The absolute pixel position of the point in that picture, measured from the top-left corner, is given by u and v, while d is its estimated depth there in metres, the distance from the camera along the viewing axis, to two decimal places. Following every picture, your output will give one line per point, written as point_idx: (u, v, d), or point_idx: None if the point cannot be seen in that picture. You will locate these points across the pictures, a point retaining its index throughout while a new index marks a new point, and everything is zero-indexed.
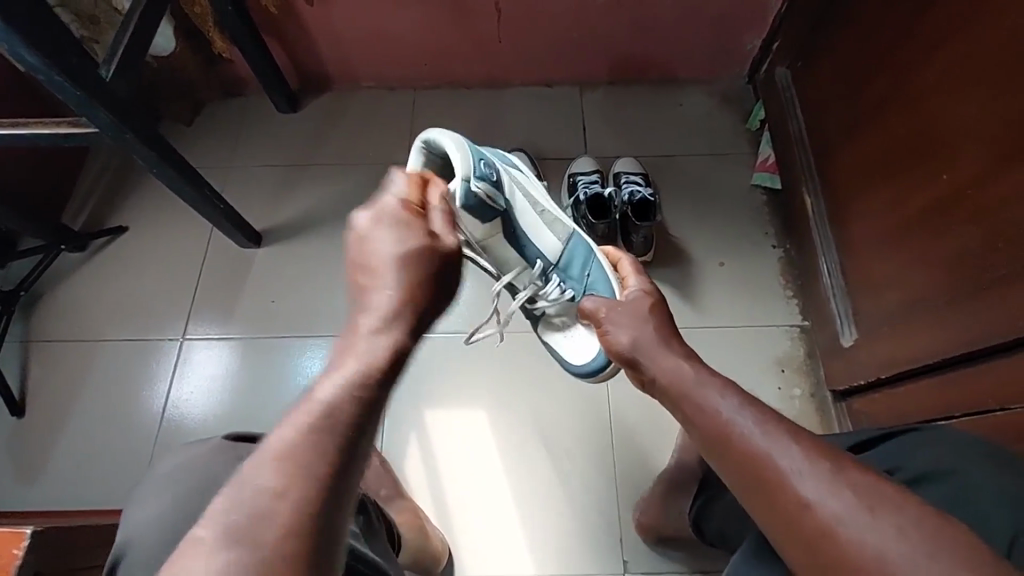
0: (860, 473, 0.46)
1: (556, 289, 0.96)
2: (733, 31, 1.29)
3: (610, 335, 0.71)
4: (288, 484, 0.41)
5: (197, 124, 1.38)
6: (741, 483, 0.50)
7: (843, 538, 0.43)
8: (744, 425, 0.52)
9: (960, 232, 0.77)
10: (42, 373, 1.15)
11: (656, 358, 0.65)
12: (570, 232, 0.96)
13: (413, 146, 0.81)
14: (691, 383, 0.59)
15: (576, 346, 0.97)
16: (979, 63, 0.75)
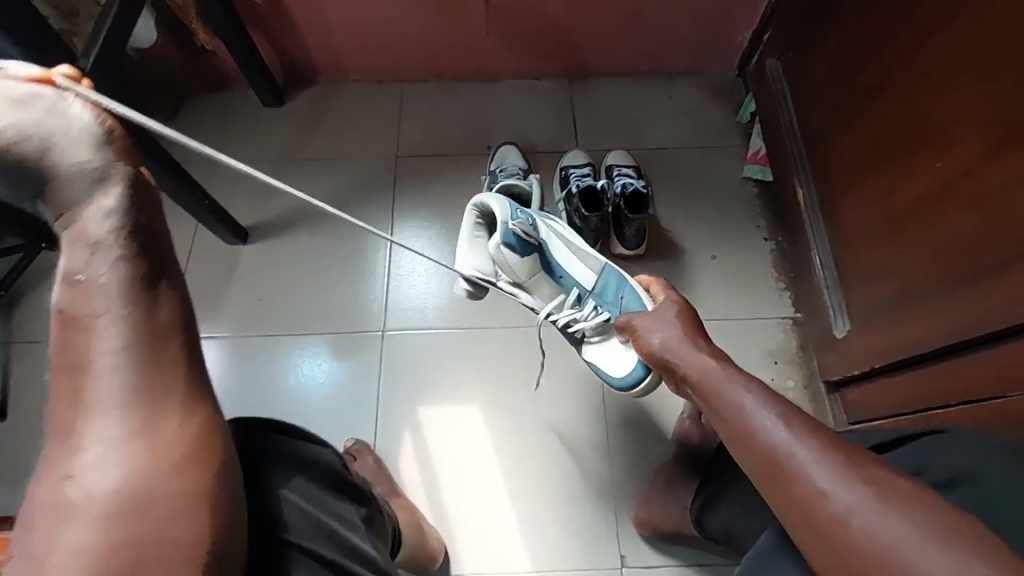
0: (879, 469, 0.47)
1: (590, 312, 0.97)
2: (723, 23, 1.28)
3: (645, 339, 0.74)
4: (142, 442, 0.46)
5: (180, 119, 1.35)
6: (761, 474, 0.51)
7: (856, 529, 0.44)
8: (763, 421, 0.53)
9: (956, 221, 0.77)
10: (23, 375, 1.12)
11: (685, 353, 0.68)
12: (602, 264, 0.98)
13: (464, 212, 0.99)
14: (719, 378, 0.62)
15: (614, 364, 0.97)
16: (972, 52, 0.75)
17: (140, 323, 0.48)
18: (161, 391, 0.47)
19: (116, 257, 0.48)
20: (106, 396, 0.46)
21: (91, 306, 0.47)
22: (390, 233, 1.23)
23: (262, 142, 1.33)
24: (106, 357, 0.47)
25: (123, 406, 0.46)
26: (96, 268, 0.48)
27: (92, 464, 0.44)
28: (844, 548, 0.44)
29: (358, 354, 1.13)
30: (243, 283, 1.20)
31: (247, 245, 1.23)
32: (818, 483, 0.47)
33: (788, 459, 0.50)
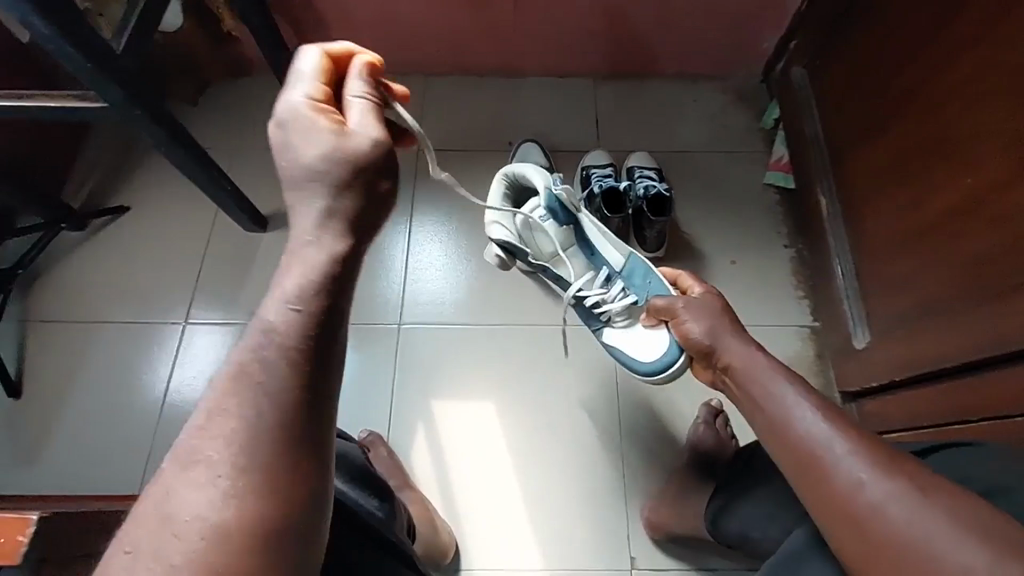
0: (913, 467, 0.49)
1: (617, 294, 0.98)
2: (750, 28, 1.27)
3: (686, 327, 0.77)
4: (230, 492, 0.40)
5: (202, 105, 1.35)
6: (791, 464, 0.56)
7: (886, 520, 0.47)
8: (802, 413, 0.57)
9: (977, 236, 0.77)
10: (39, 354, 1.12)
11: (732, 343, 0.72)
12: (630, 252, 0.99)
13: (494, 178, 1.00)
14: (759, 367, 0.66)
15: (642, 347, 0.96)
16: (998, 67, 0.74)
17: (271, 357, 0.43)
18: (267, 445, 0.41)
19: (309, 289, 0.44)
20: (219, 424, 0.41)
21: (266, 339, 0.43)
22: (408, 226, 1.23)
23: None
24: (241, 391, 0.42)
25: (227, 444, 0.41)
26: (303, 291, 0.44)
27: (177, 488, 0.40)
28: (872, 536, 0.47)
29: (375, 345, 1.13)
30: (261, 270, 1.19)
31: (266, 233, 1.23)
32: (852, 474, 0.50)
33: (825, 451, 0.52)
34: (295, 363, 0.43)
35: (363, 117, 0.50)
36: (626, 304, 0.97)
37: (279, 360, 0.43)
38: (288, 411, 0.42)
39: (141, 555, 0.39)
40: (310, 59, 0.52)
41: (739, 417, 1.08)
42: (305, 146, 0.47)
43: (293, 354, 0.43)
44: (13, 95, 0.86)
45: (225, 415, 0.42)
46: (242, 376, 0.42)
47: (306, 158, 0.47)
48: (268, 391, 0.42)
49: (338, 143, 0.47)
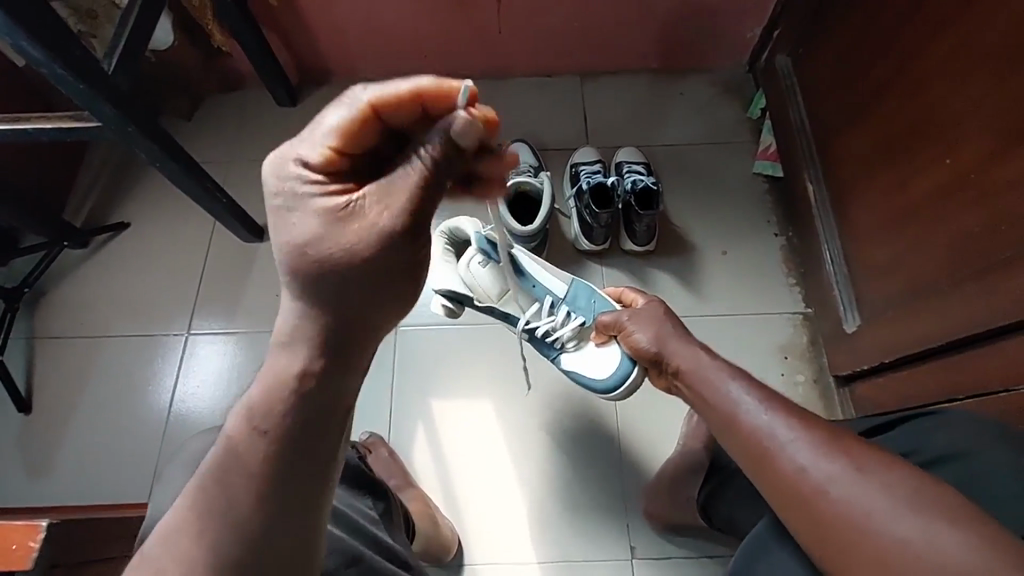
0: (859, 448, 0.50)
1: (566, 319, 0.99)
2: (733, 20, 1.29)
3: (635, 339, 0.81)
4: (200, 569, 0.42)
5: (196, 119, 1.38)
6: (744, 455, 0.58)
7: (834, 495, 0.48)
8: (748, 405, 0.60)
9: (960, 215, 0.78)
10: (48, 369, 1.15)
11: (678, 347, 0.75)
12: (573, 277, 1.01)
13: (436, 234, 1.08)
14: (705, 367, 0.69)
15: (595, 369, 0.98)
16: (977, 46, 0.75)
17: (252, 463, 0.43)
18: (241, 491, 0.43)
19: (273, 409, 0.44)
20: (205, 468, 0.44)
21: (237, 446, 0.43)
22: None
23: (277, 140, 1.35)
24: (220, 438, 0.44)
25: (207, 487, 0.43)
26: (267, 412, 0.44)
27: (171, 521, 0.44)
28: (826, 518, 0.48)
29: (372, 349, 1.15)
30: (261, 278, 1.22)
31: (263, 242, 1.25)
32: (796, 459, 0.52)
33: (771, 440, 0.55)
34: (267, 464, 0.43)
35: (350, 251, 0.42)
36: (575, 328, 0.99)
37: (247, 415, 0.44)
38: (265, 471, 0.43)
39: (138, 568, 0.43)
40: (359, 105, 0.41)
41: None
42: (294, 229, 0.42)
43: (273, 418, 0.44)
44: (10, 119, 0.88)
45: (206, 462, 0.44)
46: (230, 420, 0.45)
47: (290, 245, 0.42)
48: (248, 447, 0.43)
49: (332, 244, 0.42)
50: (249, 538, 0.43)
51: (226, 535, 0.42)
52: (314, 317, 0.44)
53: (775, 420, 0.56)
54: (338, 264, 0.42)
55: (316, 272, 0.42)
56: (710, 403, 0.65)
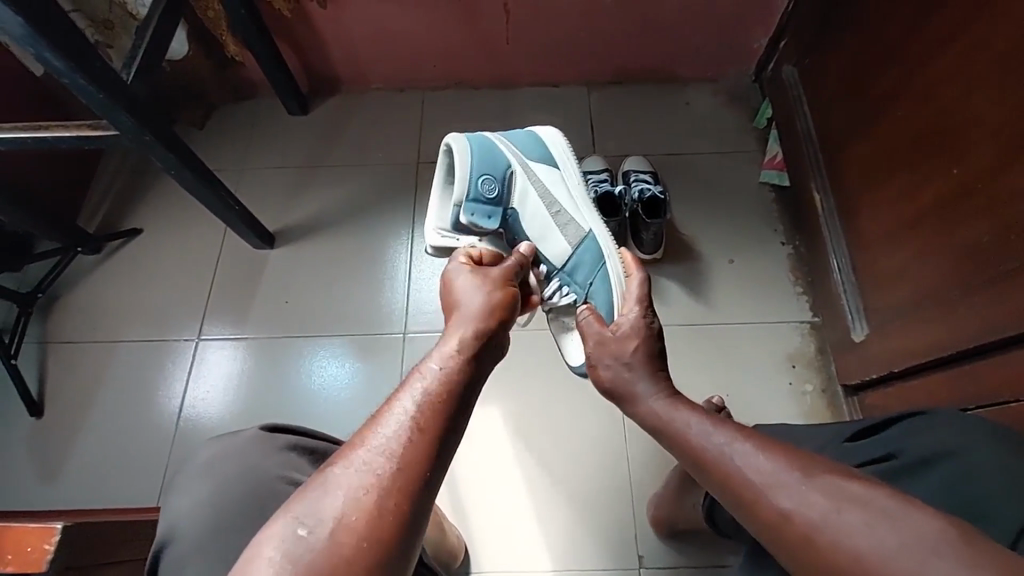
0: (836, 475, 0.47)
1: (556, 294, 0.89)
2: (739, 30, 1.30)
3: (601, 374, 0.68)
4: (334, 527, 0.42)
5: (208, 128, 1.40)
6: (727, 498, 0.51)
7: (824, 542, 0.44)
8: (716, 448, 0.53)
9: (972, 224, 0.78)
10: (60, 373, 1.16)
11: (644, 391, 0.64)
12: (587, 233, 0.92)
13: (440, 150, 0.87)
14: (666, 414, 0.61)
15: (572, 351, 0.89)
16: (989, 56, 0.75)
17: (403, 443, 0.46)
18: (407, 482, 0.45)
19: (427, 395, 0.49)
20: (377, 450, 0.46)
21: (395, 423, 0.47)
22: (408, 237, 1.26)
23: (288, 148, 1.37)
24: (394, 424, 0.47)
25: (382, 474, 0.45)
26: (425, 405, 0.49)
27: (332, 500, 0.44)
28: (821, 560, 0.43)
29: (381, 355, 1.15)
30: (270, 285, 1.23)
31: (273, 249, 1.26)
32: (780, 503, 0.47)
33: (750, 481, 0.49)
34: (412, 448, 0.46)
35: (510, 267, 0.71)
36: (565, 305, 0.90)
37: (430, 399, 0.49)
38: (409, 480, 0.45)
39: (313, 540, 0.42)
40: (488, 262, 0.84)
41: (739, 407, 1.11)
42: (461, 271, 0.68)
43: (434, 418, 0.48)
44: (28, 126, 0.90)
45: (377, 448, 0.46)
46: (404, 404, 0.49)
47: (462, 275, 0.67)
48: (400, 437, 0.46)
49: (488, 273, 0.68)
50: (374, 525, 0.42)
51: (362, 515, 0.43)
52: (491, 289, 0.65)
53: (749, 457, 0.50)
54: (494, 287, 0.65)
55: (490, 292, 0.64)
56: (680, 453, 0.57)
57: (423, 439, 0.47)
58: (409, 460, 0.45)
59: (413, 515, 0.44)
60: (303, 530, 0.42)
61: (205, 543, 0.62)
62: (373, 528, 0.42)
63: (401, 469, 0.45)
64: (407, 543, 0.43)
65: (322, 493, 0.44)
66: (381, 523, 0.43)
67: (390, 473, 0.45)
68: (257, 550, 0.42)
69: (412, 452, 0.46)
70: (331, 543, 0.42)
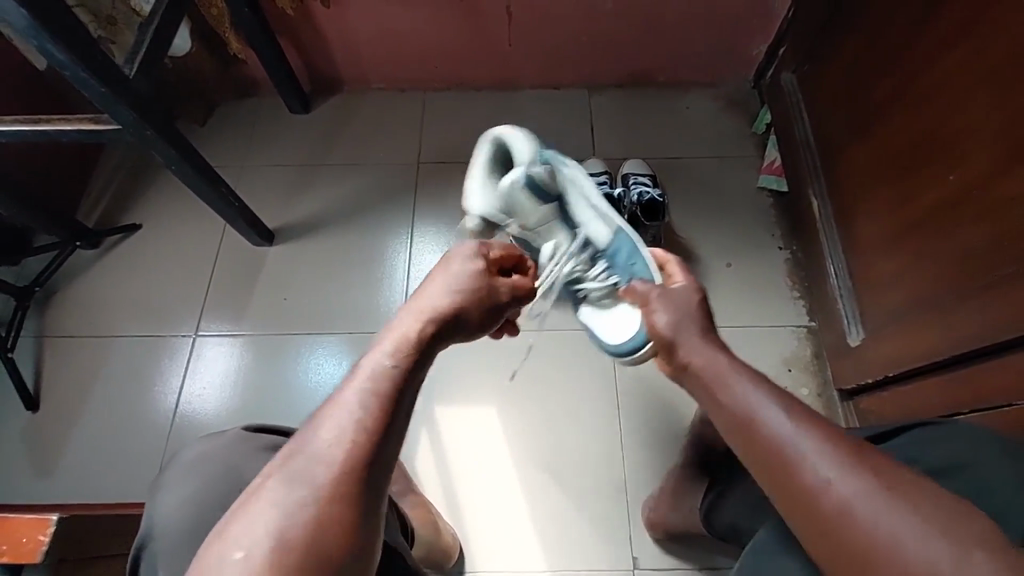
0: (875, 462, 0.47)
1: (601, 274, 0.89)
2: (739, 37, 1.31)
3: (654, 318, 0.67)
4: (271, 543, 0.43)
5: (210, 125, 1.40)
6: (758, 464, 0.52)
7: (850, 520, 0.45)
8: (762, 412, 0.53)
9: (968, 231, 0.78)
10: (55, 368, 1.16)
11: (694, 345, 0.62)
12: (618, 228, 0.89)
13: (483, 136, 0.93)
14: (710, 373, 0.59)
15: (610, 329, 0.89)
16: (987, 63, 0.75)
17: (339, 454, 0.47)
18: (343, 494, 0.46)
19: (364, 404, 0.49)
20: (313, 463, 0.46)
21: (331, 434, 0.48)
22: (407, 237, 1.26)
23: (289, 146, 1.37)
24: (332, 434, 0.48)
25: (318, 488, 0.45)
26: (363, 413, 0.49)
27: (288, 490, 0.45)
28: (843, 537, 0.45)
29: None
30: (268, 284, 1.23)
31: (272, 247, 1.26)
32: (817, 477, 0.47)
33: (792, 452, 0.49)
34: (349, 460, 0.47)
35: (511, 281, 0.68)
36: (606, 285, 0.89)
37: (368, 404, 0.49)
38: (346, 491, 0.46)
39: (250, 558, 0.43)
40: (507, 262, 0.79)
41: None
42: (467, 264, 0.65)
43: (374, 425, 0.48)
44: (29, 120, 0.90)
45: (313, 460, 0.47)
46: (349, 394, 0.50)
47: (461, 266, 0.64)
48: (336, 449, 0.47)
49: (486, 277, 0.65)
50: (309, 538, 0.44)
51: (297, 527, 0.44)
52: (473, 300, 0.62)
53: (794, 427, 0.51)
54: (478, 297, 0.63)
55: (461, 288, 0.62)
56: (720, 412, 0.57)
57: (359, 446, 0.47)
58: (346, 471, 0.46)
59: (356, 526, 0.45)
60: (241, 551, 0.43)
61: (191, 539, 0.62)
62: (308, 542, 0.44)
63: (336, 481, 0.46)
64: (350, 552, 0.45)
65: (259, 509, 0.45)
66: (319, 536, 0.44)
67: (327, 486, 0.45)
68: (225, 539, 0.44)
69: (366, 442, 0.47)
70: (270, 561, 0.43)
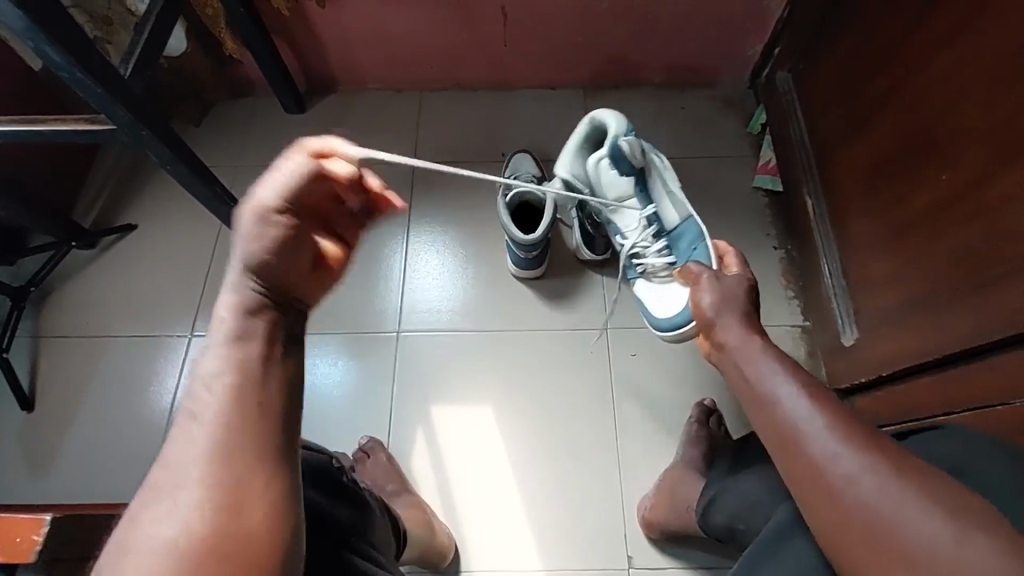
0: (881, 449, 0.51)
1: (658, 252, 1.02)
2: (734, 37, 1.31)
3: (699, 297, 0.79)
4: (169, 532, 0.45)
5: (206, 124, 1.40)
6: (772, 440, 0.58)
7: (851, 497, 0.49)
8: (780, 393, 0.60)
9: (960, 231, 0.79)
10: (51, 369, 1.16)
11: (730, 322, 0.74)
12: (689, 215, 0.99)
13: (582, 118, 1.03)
14: (742, 353, 0.68)
15: (663, 305, 1.01)
16: (980, 63, 0.76)
17: (213, 441, 0.48)
18: (230, 477, 0.47)
19: (223, 390, 0.50)
20: (195, 454, 0.47)
21: (203, 424, 0.49)
22: (404, 236, 1.27)
23: (285, 146, 1.38)
24: (203, 425, 0.48)
25: (202, 478, 0.47)
26: (223, 399, 0.49)
27: (175, 501, 0.46)
28: (842, 508, 0.50)
29: (374, 356, 1.16)
30: None
31: None
32: (824, 452, 0.52)
33: (804, 429, 0.55)
34: (228, 444, 0.48)
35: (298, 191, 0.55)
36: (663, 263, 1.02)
37: (228, 390, 0.50)
38: (231, 474, 0.47)
39: (148, 552, 0.44)
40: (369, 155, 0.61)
41: (732, 411, 1.11)
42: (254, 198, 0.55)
43: (240, 408, 0.50)
44: (25, 120, 0.90)
45: (193, 453, 0.48)
46: (205, 392, 0.50)
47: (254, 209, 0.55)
48: (208, 435, 0.48)
49: (270, 209, 0.55)
50: (204, 523, 0.45)
51: (193, 514, 0.45)
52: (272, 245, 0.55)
53: (804, 408, 0.57)
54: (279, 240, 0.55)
55: (254, 238, 0.55)
56: (747, 389, 0.64)
57: (232, 429, 0.49)
58: (226, 456, 0.48)
59: (248, 506, 0.47)
60: (139, 549, 0.44)
61: None
62: (199, 526, 0.45)
63: (219, 468, 0.47)
64: (252, 531, 0.46)
65: (146, 507, 0.46)
66: (213, 521, 0.46)
67: (213, 473, 0.47)
68: (135, 528, 0.45)
69: (241, 407, 0.49)
70: (171, 551, 0.44)
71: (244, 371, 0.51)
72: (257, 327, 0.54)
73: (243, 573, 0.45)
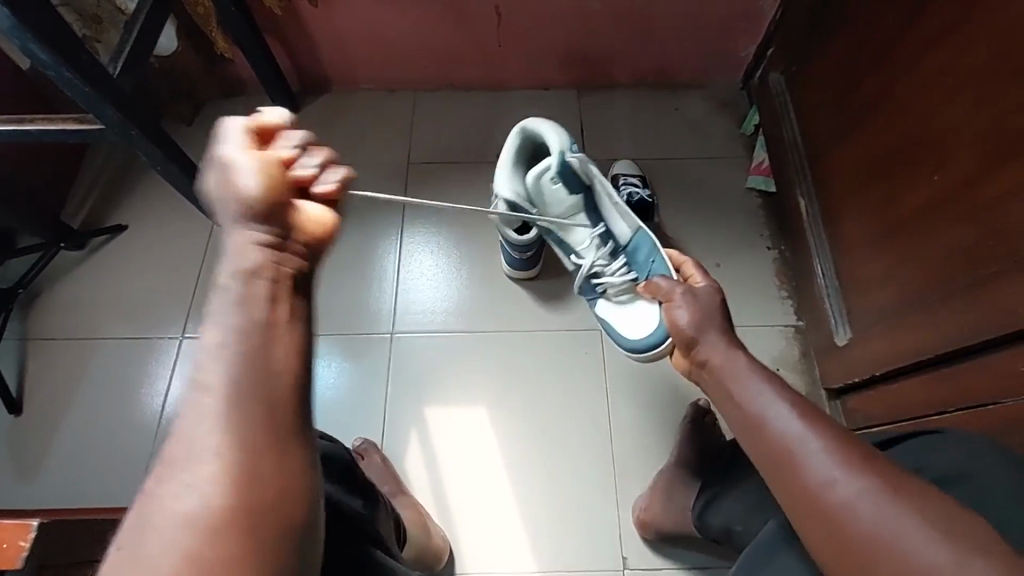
0: (874, 466, 0.51)
1: (618, 269, 1.00)
2: (727, 38, 1.32)
3: (674, 314, 0.77)
4: (191, 514, 0.42)
5: (197, 124, 1.39)
6: (764, 458, 0.58)
7: (850, 519, 0.49)
8: (771, 411, 0.60)
9: (952, 231, 0.79)
10: (39, 371, 1.15)
11: (713, 340, 0.72)
12: (638, 227, 0.99)
13: (512, 132, 0.99)
14: (728, 367, 0.68)
15: (628, 324, 1.00)
16: (971, 63, 0.76)
17: (227, 413, 0.46)
18: (253, 452, 0.45)
19: (233, 361, 0.48)
20: (209, 430, 0.45)
21: (212, 397, 0.47)
22: (398, 236, 1.26)
23: None
24: (212, 398, 0.46)
25: (220, 455, 0.44)
26: (230, 369, 0.48)
27: (196, 478, 0.44)
28: (841, 530, 0.49)
29: (367, 356, 1.15)
30: None
31: None
32: (820, 473, 0.52)
33: (799, 448, 0.55)
34: (247, 417, 0.46)
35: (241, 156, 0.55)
36: (625, 280, 1.00)
37: (235, 360, 0.48)
38: (251, 448, 0.45)
39: (172, 535, 0.42)
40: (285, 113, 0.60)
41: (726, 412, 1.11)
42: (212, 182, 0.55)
43: (251, 378, 0.48)
44: (12, 120, 0.89)
45: (206, 430, 0.45)
46: (212, 361, 0.48)
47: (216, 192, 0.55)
48: (216, 407, 0.46)
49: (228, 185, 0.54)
50: (227, 503, 0.43)
51: (213, 493, 0.43)
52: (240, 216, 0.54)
53: (795, 425, 0.57)
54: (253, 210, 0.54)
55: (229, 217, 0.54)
56: (735, 412, 0.63)
57: (247, 398, 0.47)
58: (243, 429, 0.46)
59: (275, 479, 0.45)
60: (163, 534, 0.42)
61: None
62: (225, 503, 0.43)
63: (236, 444, 0.45)
64: (283, 508, 0.45)
65: (163, 491, 0.43)
66: (239, 498, 0.44)
67: (232, 447, 0.45)
68: (155, 513, 0.43)
69: (253, 373, 0.48)
70: (200, 532, 0.42)
71: (259, 329, 0.50)
72: (273, 279, 0.53)
73: (274, 544, 0.44)
